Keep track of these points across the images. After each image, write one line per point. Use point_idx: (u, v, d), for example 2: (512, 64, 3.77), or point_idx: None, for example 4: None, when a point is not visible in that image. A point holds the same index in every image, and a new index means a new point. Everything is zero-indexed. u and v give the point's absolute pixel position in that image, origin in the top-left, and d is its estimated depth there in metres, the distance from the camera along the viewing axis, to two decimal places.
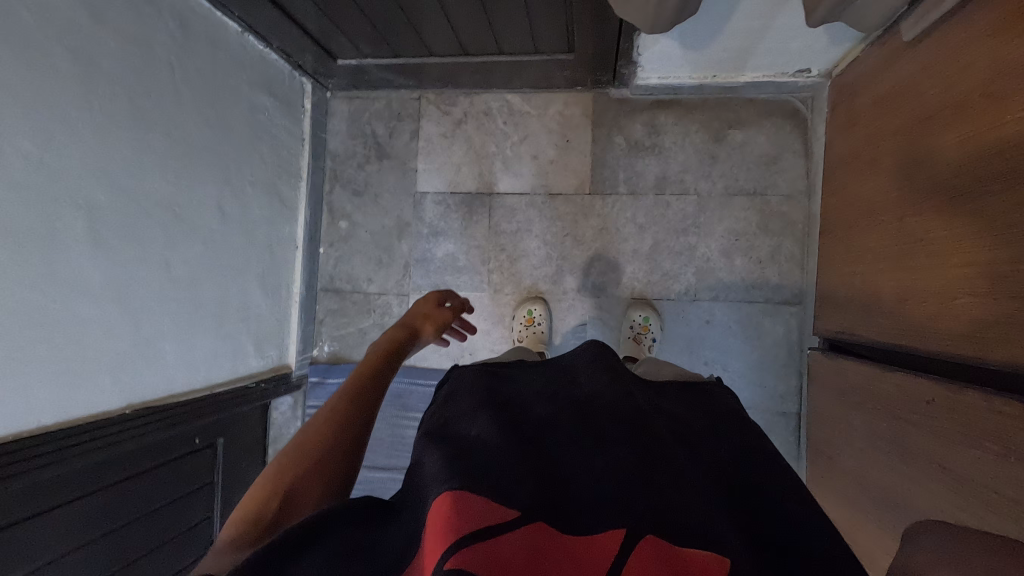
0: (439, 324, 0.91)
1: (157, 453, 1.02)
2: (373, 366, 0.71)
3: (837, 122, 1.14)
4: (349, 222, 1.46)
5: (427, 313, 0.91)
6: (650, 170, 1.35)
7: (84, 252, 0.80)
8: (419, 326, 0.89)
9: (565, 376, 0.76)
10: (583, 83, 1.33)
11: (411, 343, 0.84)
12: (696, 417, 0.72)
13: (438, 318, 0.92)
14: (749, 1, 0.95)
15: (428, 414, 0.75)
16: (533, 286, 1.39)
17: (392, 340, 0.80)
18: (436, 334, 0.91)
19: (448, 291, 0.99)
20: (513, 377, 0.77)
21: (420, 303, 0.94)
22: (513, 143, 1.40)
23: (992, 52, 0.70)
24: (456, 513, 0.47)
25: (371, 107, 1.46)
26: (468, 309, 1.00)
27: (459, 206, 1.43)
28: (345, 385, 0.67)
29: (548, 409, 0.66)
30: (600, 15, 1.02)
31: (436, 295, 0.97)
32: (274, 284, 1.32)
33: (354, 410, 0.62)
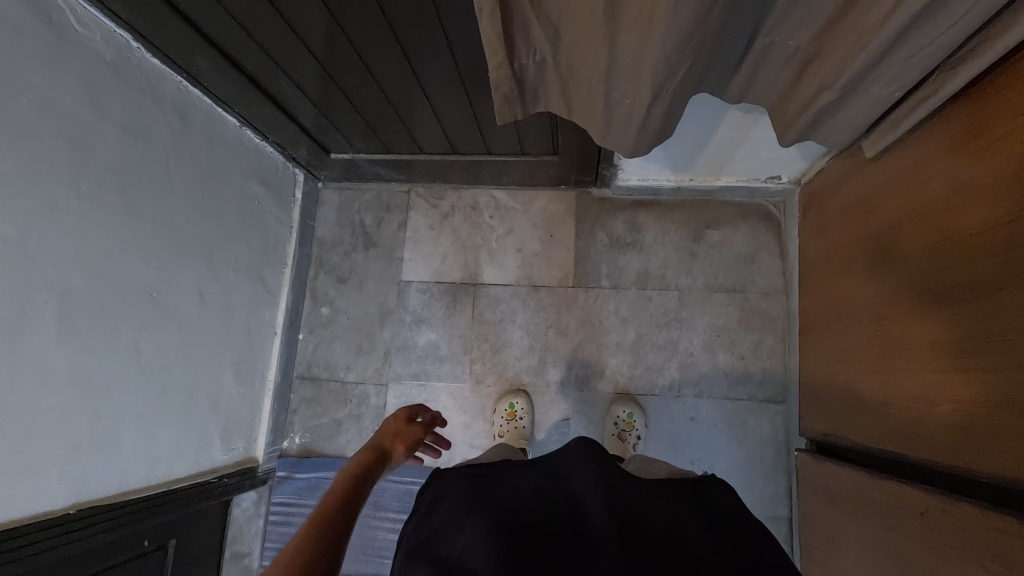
0: (410, 442, 0.88)
1: (98, 559, 0.92)
2: (342, 493, 0.67)
3: (809, 225, 1.19)
4: (331, 308, 1.45)
5: (396, 431, 0.88)
6: (632, 265, 1.38)
7: (49, 337, 0.77)
8: (389, 445, 0.85)
9: (551, 474, 0.73)
10: (567, 182, 1.39)
11: (382, 463, 0.80)
12: (692, 518, 0.69)
13: (408, 436, 0.89)
14: (721, 116, 1.02)
15: (408, 528, 0.70)
16: (515, 378, 1.37)
17: (360, 463, 0.76)
18: (408, 453, 0.87)
19: (414, 405, 0.96)
20: (499, 476, 0.74)
21: (389, 421, 0.92)
22: (498, 236, 1.44)
23: (947, 169, 0.75)
24: None
25: (361, 198, 1.50)
26: (440, 423, 0.97)
27: (443, 295, 1.43)
28: (311, 517, 0.62)
29: (538, 514, 0.64)
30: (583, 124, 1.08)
31: (404, 411, 0.94)
32: (248, 371, 1.28)
33: (317, 548, 0.57)
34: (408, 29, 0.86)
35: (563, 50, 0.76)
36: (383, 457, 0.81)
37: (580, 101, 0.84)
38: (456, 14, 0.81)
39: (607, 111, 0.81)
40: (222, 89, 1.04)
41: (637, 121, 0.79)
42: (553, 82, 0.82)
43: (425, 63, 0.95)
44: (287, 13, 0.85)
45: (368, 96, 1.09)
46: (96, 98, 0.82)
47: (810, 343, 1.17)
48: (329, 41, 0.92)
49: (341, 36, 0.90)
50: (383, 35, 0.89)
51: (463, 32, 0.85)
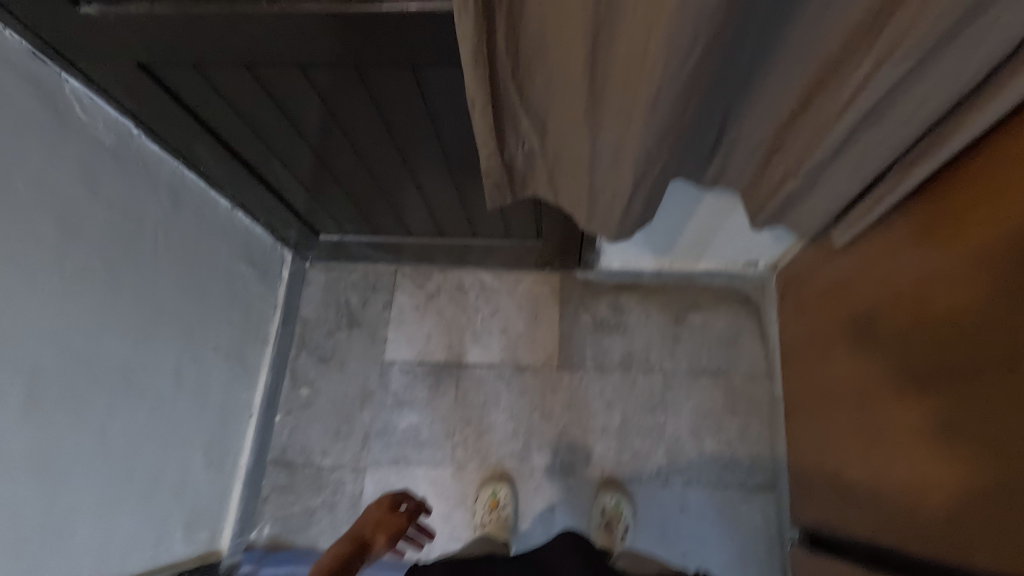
0: (393, 532, 0.84)
1: None
2: None
3: (788, 309, 1.22)
4: (310, 389, 1.42)
5: (378, 520, 0.84)
6: (616, 348, 1.39)
7: (11, 421, 0.74)
8: (370, 537, 0.81)
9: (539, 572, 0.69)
10: (551, 263, 1.43)
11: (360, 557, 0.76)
12: None
13: (392, 525, 0.84)
14: (697, 204, 1.08)
15: None
16: (498, 464, 1.32)
17: None
18: (390, 544, 0.82)
19: (401, 491, 0.90)
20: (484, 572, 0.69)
21: (372, 509, 0.87)
22: (483, 317, 1.44)
23: (915, 258, 0.78)
24: None
25: (347, 277, 1.51)
26: (424, 511, 0.93)
27: (427, 376, 1.41)
28: None
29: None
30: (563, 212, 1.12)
31: (388, 499, 0.89)
32: (219, 455, 1.23)
33: None
34: (399, 119, 0.91)
35: (548, 141, 0.80)
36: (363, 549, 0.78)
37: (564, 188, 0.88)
38: (446, 107, 0.86)
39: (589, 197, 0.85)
40: (218, 172, 1.07)
41: (618, 207, 0.82)
42: (539, 172, 0.87)
43: (415, 150, 1.00)
44: (285, 105, 0.89)
45: (359, 181, 1.13)
46: (92, 181, 0.84)
47: (796, 427, 1.16)
48: (324, 131, 0.96)
49: (334, 126, 0.95)
50: (375, 125, 0.94)
51: (451, 122, 0.90)
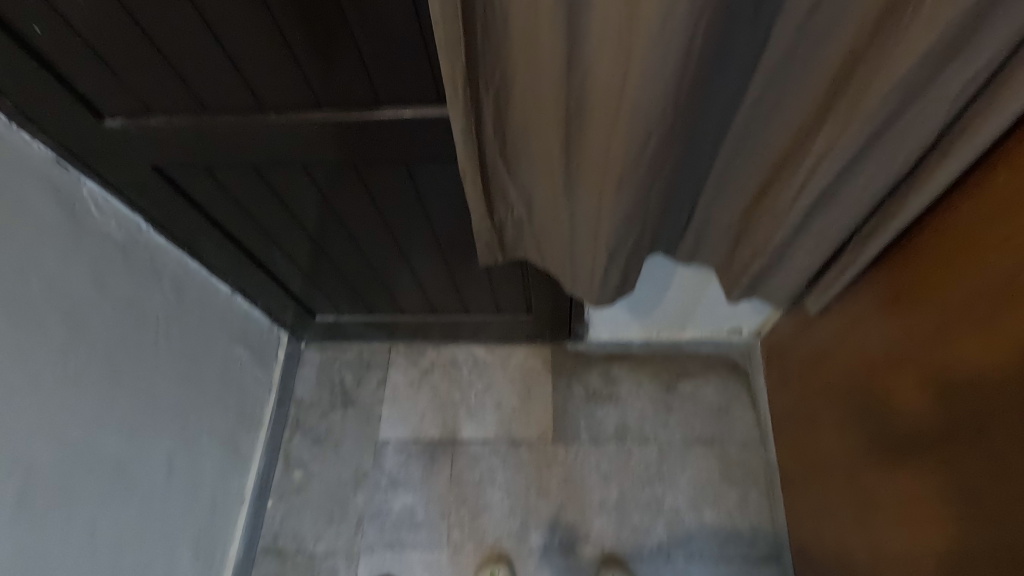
0: None
1: None
2: None
3: (773, 376, 1.25)
4: (304, 472, 1.40)
5: None
6: (609, 419, 1.40)
7: (5, 518, 0.73)
8: None
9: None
10: (542, 336, 1.47)
11: None
12: None
13: None
14: (676, 278, 1.14)
15: None
16: (496, 544, 1.29)
17: None
18: None
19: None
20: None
21: None
22: (475, 392, 1.46)
23: (879, 328, 0.83)
24: None
25: (342, 356, 1.53)
26: None
27: (421, 455, 1.40)
28: None
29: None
30: (553, 283, 1.19)
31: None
32: (208, 546, 1.19)
33: None
34: (392, 207, 0.97)
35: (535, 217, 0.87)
36: None
37: (552, 260, 0.93)
38: (435, 196, 0.93)
39: (571, 270, 0.90)
40: (217, 261, 1.12)
41: (597, 280, 0.87)
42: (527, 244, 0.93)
43: (408, 235, 1.05)
44: (287, 198, 0.96)
45: (354, 266, 1.18)
46: (100, 275, 0.88)
47: (792, 494, 1.14)
48: (322, 219, 1.02)
49: (334, 215, 1.01)
50: (370, 212, 0.99)
51: (442, 207, 0.96)
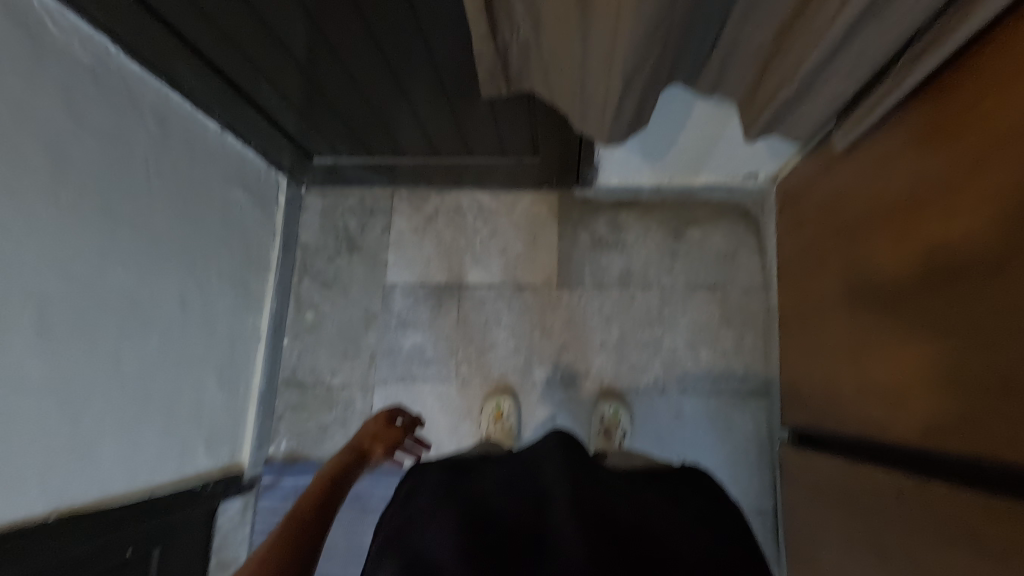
0: (388, 444, 0.94)
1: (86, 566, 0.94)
2: (314, 497, 0.72)
3: (785, 222, 1.22)
4: (316, 314, 1.44)
5: (376, 434, 0.95)
6: (614, 265, 1.40)
7: (28, 347, 0.76)
8: (368, 448, 0.92)
9: (524, 467, 0.71)
10: (549, 182, 1.41)
11: (360, 465, 0.86)
12: (675, 507, 0.68)
13: (387, 438, 0.95)
14: (695, 116, 1.06)
15: (386, 515, 0.72)
16: (501, 379, 1.38)
17: (340, 463, 0.83)
18: (387, 454, 0.94)
19: (402, 412, 1.03)
20: (473, 465, 0.75)
21: (369, 422, 0.98)
22: (480, 239, 1.45)
23: (908, 165, 0.78)
24: None
25: (344, 202, 1.50)
26: (419, 425, 1.04)
27: (428, 298, 1.44)
28: (287, 519, 0.66)
29: (504, 500, 0.63)
30: (562, 122, 1.11)
31: (393, 412, 1.01)
32: (232, 378, 1.28)
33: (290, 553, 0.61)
34: (387, 31, 0.86)
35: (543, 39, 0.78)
36: (362, 458, 0.88)
37: (560, 91, 0.85)
38: (433, 17, 0.82)
39: (580, 101, 0.83)
40: (199, 93, 1.04)
41: (608, 114, 0.80)
42: (534, 72, 0.85)
43: (406, 65, 0.95)
44: (268, 19, 0.85)
45: (350, 103, 1.10)
46: (74, 105, 0.82)
47: (789, 335, 1.18)
48: (312, 45, 0.92)
49: (325, 42, 0.91)
50: (362, 38, 0.89)
51: (442, 31, 0.85)
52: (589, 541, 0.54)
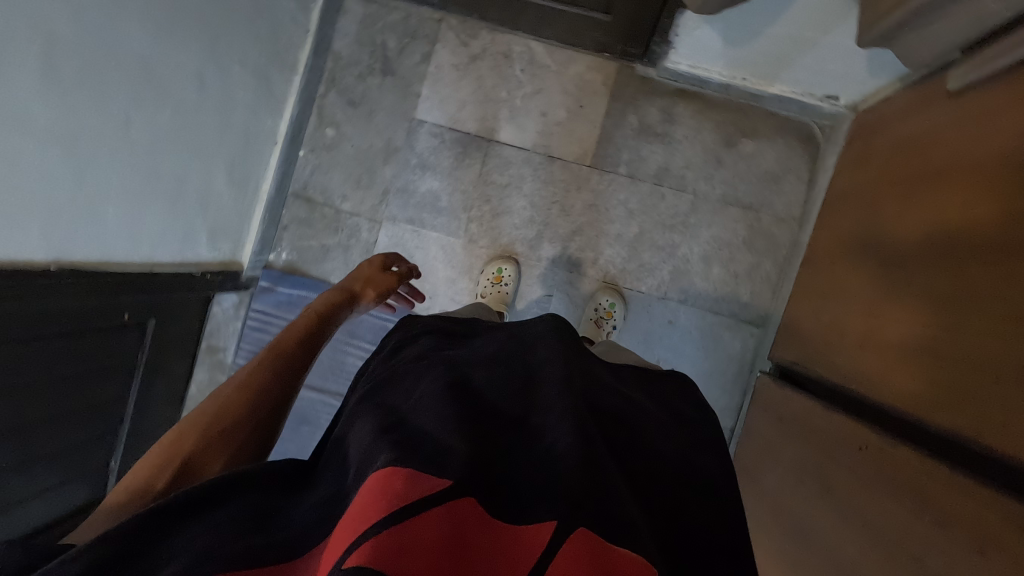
0: (381, 289, 1.06)
1: (83, 321, 0.98)
2: (296, 335, 0.84)
3: (849, 156, 1.13)
4: (336, 132, 1.38)
5: (369, 278, 1.06)
6: (653, 158, 1.32)
7: (32, 87, 0.71)
8: (361, 291, 1.04)
9: (515, 343, 0.70)
10: (612, 50, 1.28)
11: (349, 305, 0.99)
12: (659, 411, 0.68)
13: (380, 283, 1.07)
14: (798, 8, 0.93)
15: (372, 369, 0.74)
16: (508, 246, 1.36)
17: (330, 301, 0.95)
18: (378, 298, 1.06)
19: (395, 255, 1.14)
20: (461, 336, 0.75)
21: (366, 266, 1.08)
22: (523, 94, 1.35)
23: (1017, 122, 0.68)
24: (387, 483, 0.41)
25: (386, 17, 1.36)
26: (415, 275, 1.13)
27: (454, 145, 1.37)
28: (267, 352, 0.78)
29: (492, 369, 0.62)
30: None
31: (387, 257, 1.12)
32: (242, 177, 1.25)
33: (268, 377, 0.73)
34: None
35: None
36: (353, 299, 1.01)
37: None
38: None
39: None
40: None
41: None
42: None
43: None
44: None
45: None
46: None
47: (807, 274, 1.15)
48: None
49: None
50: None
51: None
52: (581, 414, 0.53)
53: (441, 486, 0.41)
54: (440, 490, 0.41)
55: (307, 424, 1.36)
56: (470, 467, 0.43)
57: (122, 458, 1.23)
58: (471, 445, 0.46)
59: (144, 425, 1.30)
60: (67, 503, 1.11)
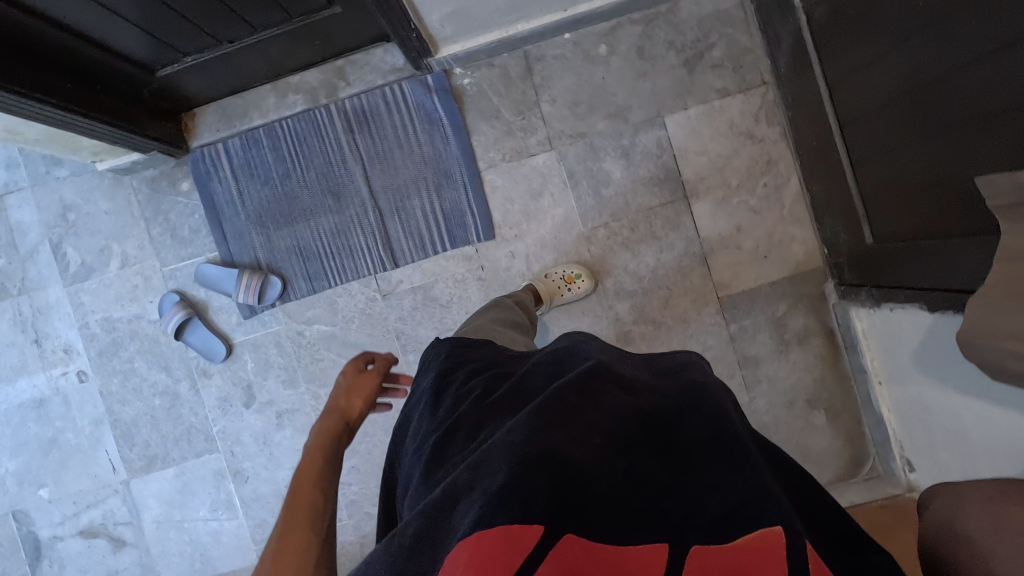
0: (367, 393, 0.93)
1: None
2: (317, 458, 0.74)
3: (876, 509, 1.15)
4: (605, 55, 1.31)
5: (350, 387, 0.92)
6: (758, 346, 1.32)
7: None
8: (349, 407, 0.90)
9: (558, 359, 0.71)
10: (833, 254, 1.25)
11: (344, 431, 0.86)
12: (672, 386, 0.63)
13: (365, 388, 0.93)
14: (984, 408, 0.90)
15: (417, 419, 0.77)
16: (603, 272, 1.34)
17: (322, 431, 0.83)
18: (369, 404, 0.92)
19: (369, 352, 1.00)
20: (501, 366, 0.77)
21: (342, 376, 0.95)
22: (744, 199, 1.31)
23: None
24: (481, 553, 0.42)
25: (737, 32, 1.29)
26: (394, 363, 1.01)
27: (661, 168, 1.32)
28: (292, 487, 0.68)
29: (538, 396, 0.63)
30: (955, 272, 0.90)
31: (357, 359, 0.98)
32: (519, 4, 1.16)
33: (312, 510, 0.63)
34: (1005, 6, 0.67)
35: None
36: (347, 427, 0.86)
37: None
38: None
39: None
40: None
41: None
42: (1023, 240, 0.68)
43: (955, 36, 0.76)
44: None
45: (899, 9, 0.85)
46: None
47: (869, 511, 1.15)
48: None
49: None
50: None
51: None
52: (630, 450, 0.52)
53: (540, 538, 0.44)
54: (539, 541, 0.44)
55: (335, 198, 1.36)
56: (551, 508, 0.46)
57: (201, 63, 1.24)
58: (545, 480, 0.48)
59: (239, 62, 1.27)
60: (111, 38, 1.11)
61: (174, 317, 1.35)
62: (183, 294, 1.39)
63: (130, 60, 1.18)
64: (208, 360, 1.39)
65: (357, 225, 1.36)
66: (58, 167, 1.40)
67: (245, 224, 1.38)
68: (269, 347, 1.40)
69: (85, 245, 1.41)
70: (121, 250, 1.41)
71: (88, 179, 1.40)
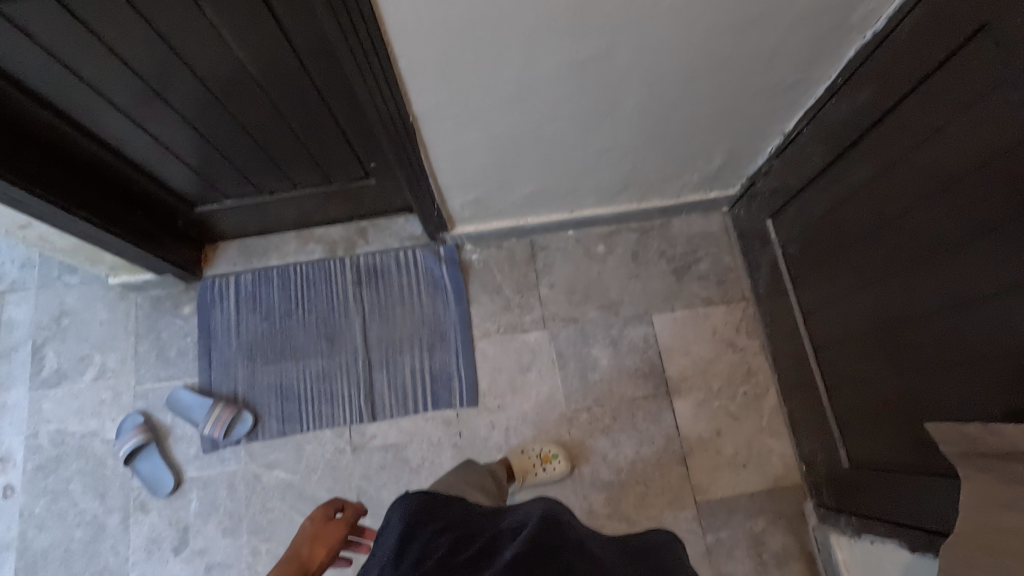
0: (329, 545, 0.86)
1: (353, 120, 1.13)
2: None
3: None
4: (603, 254, 1.44)
5: (311, 539, 0.86)
6: (735, 562, 1.24)
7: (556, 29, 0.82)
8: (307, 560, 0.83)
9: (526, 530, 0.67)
10: (811, 473, 1.25)
11: None
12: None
13: (328, 537, 0.87)
14: None
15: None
16: (581, 457, 1.31)
17: None
18: (331, 555, 0.85)
19: (341, 498, 0.94)
20: (469, 528, 0.72)
21: (306, 523, 0.89)
22: (724, 404, 1.34)
23: None
24: None
25: (722, 253, 1.44)
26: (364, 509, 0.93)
27: (646, 361, 1.38)
28: None
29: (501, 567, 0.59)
30: (933, 512, 0.89)
31: (329, 505, 0.92)
32: (532, 202, 1.32)
33: None
34: (967, 267, 0.78)
35: None
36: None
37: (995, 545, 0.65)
38: (995, 347, 0.75)
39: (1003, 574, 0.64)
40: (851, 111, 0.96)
41: None
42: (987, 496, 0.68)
43: (919, 283, 0.86)
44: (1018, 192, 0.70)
45: (865, 256, 0.97)
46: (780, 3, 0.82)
47: None
48: (916, 194, 0.84)
49: (922, 198, 0.84)
50: (951, 241, 0.80)
51: (989, 348, 0.76)
52: None
53: None
54: None
55: (330, 340, 1.39)
56: None
57: (240, 205, 1.36)
58: None
59: (273, 210, 1.39)
60: (165, 173, 1.22)
61: (130, 441, 1.29)
62: (147, 417, 1.35)
63: (175, 194, 1.29)
64: (151, 493, 1.29)
65: (346, 370, 1.38)
66: (70, 274, 1.44)
67: (234, 354, 1.39)
68: (220, 487, 1.31)
69: (68, 351, 1.39)
70: (101, 362, 1.39)
71: (95, 290, 1.44)
